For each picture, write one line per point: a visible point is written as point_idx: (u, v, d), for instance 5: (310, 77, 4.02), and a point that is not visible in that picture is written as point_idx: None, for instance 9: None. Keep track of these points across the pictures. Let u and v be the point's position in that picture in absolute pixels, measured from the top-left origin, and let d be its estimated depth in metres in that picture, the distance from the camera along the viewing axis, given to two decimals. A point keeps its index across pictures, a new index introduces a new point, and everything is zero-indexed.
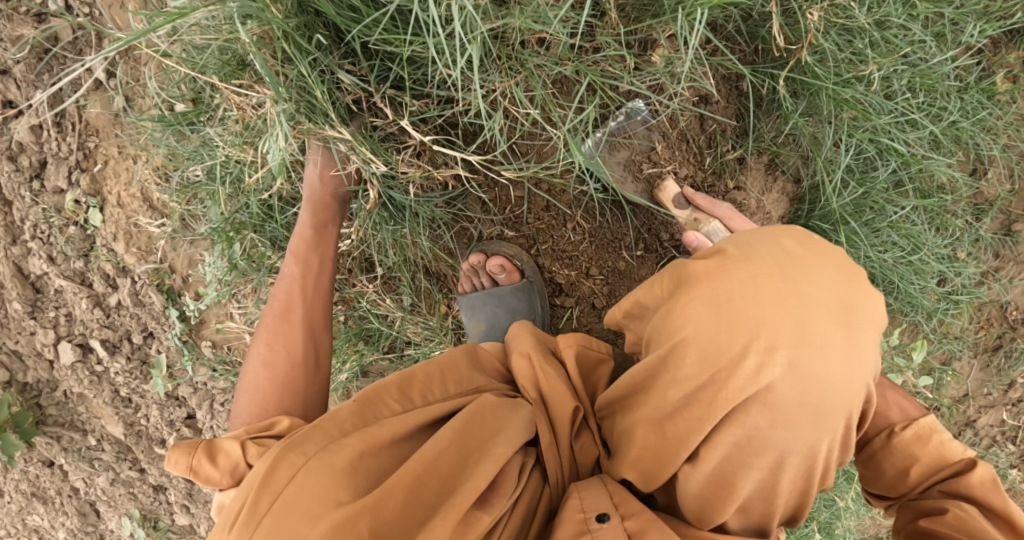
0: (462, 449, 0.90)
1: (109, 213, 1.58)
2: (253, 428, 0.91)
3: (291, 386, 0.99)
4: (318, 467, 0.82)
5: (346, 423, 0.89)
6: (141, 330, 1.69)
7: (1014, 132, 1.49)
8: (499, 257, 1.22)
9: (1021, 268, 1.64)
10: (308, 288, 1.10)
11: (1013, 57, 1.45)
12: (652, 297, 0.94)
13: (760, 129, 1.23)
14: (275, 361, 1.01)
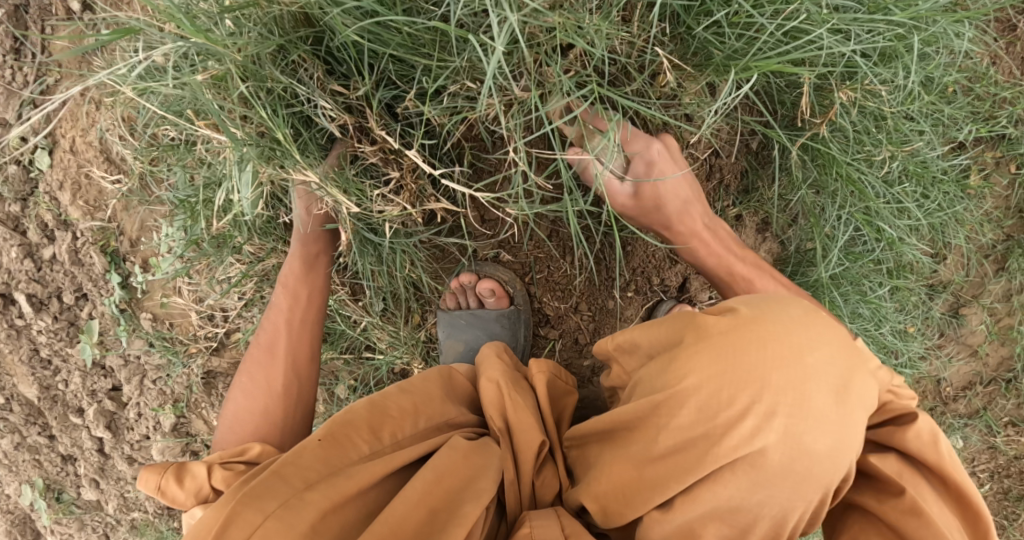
0: (429, 503, 0.84)
1: (58, 157, 1.42)
2: (225, 453, 0.97)
3: (267, 417, 1.05)
4: (274, 527, 0.77)
5: (312, 469, 0.84)
6: (75, 290, 1.56)
7: (976, 225, 1.58)
8: (491, 281, 1.24)
9: (961, 349, 1.72)
10: (292, 324, 1.13)
11: (988, 155, 1.55)
12: (650, 340, 0.92)
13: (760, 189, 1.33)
14: (252, 395, 1.06)
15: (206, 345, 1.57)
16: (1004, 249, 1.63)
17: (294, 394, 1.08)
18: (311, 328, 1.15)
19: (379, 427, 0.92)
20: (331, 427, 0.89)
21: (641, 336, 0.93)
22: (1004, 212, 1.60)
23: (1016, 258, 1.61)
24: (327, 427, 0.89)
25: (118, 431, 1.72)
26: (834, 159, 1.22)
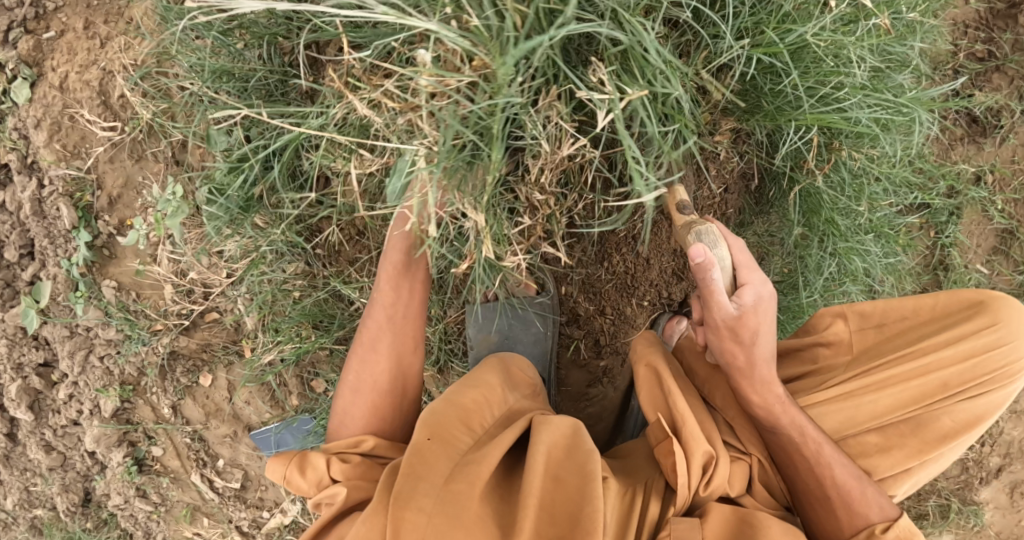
0: (554, 473, 0.85)
1: (41, 92, 1.27)
2: (338, 444, 0.96)
3: (380, 410, 1.01)
4: (442, 525, 0.76)
5: (441, 461, 0.82)
6: (21, 247, 1.37)
7: (908, 278, 1.85)
8: (521, 269, 1.23)
9: None
10: (399, 306, 1.03)
11: (918, 221, 1.82)
12: (913, 315, 1.08)
13: (754, 225, 1.45)
14: (370, 365, 1.01)
15: (176, 322, 1.42)
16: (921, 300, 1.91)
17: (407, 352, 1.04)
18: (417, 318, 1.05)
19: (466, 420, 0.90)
20: (429, 424, 0.85)
21: (903, 301, 1.09)
22: (927, 270, 1.88)
23: None
24: (426, 421, 0.86)
25: (40, 414, 1.49)
26: (822, 204, 1.34)
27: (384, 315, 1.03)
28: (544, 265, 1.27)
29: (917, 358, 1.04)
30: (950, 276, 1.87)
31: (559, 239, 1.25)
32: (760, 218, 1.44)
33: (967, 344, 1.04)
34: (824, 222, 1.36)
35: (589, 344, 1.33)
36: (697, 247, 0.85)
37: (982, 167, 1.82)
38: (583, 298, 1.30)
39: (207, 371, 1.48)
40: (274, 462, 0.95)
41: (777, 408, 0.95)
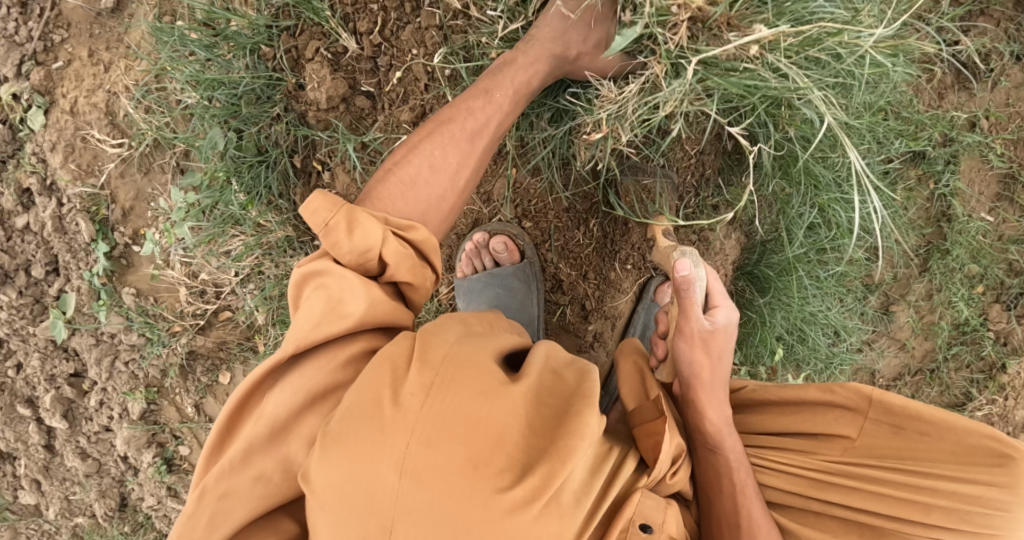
0: (566, 364, 0.92)
1: (54, 118, 1.37)
2: (393, 220, 0.92)
3: (438, 206, 1.00)
4: (467, 349, 0.83)
5: (468, 327, 0.91)
6: (47, 264, 1.47)
7: (906, 231, 1.86)
8: (502, 236, 1.31)
9: (890, 343, 1.99)
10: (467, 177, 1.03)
11: (911, 173, 1.82)
12: (934, 431, 0.95)
13: (734, 183, 1.46)
14: (441, 178, 1.00)
15: (192, 322, 1.50)
16: (925, 253, 1.91)
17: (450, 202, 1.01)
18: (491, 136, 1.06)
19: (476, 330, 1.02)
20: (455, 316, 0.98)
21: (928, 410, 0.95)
22: (926, 221, 1.88)
23: (936, 261, 1.89)
24: (468, 312, 0.97)
25: (75, 421, 1.59)
26: (799, 156, 1.38)
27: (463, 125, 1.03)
28: (525, 233, 1.33)
29: (911, 485, 0.94)
30: (954, 226, 1.86)
31: (538, 207, 1.31)
32: (740, 177, 1.45)
33: (976, 488, 0.92)
34: (800, 171, 1.40)
35: (577, 309, 1.36)
36: (683, 260, 0.98)
37: (975, 113, 1.81)
38: (567, 264, 1.34)
39: (226, 369, 1.57)
40: (317, 199, 0.90)
41: (727, 433, 0.98)
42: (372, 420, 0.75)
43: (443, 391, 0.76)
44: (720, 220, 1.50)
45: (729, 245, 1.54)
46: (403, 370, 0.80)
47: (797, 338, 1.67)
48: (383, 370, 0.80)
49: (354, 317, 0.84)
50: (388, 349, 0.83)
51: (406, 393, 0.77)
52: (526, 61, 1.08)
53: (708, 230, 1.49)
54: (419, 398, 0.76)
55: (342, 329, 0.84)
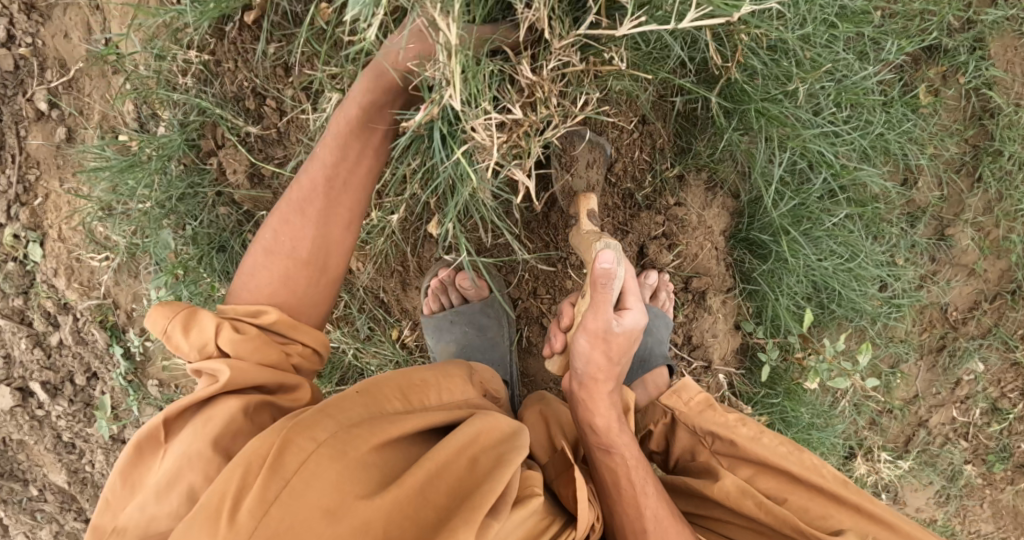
0: (471, 455, 0.93)
1: (49, 247, 1.52)
2: (238, 311, 1.01)
3: (287, 285, 1.04)
4: (327, 456, 0.84)
5: (354, 417, 0.92)
6: (83, 371, 1.63)
7: (938, 141, 1.63)
8: (469, 272, 1.21)
9: (956, 271, 1.75)
10: (320, 224, 1.05)
11: (933, 72, 1.59)
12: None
13: (696, 147, 1.33)
14: (279, 236, 1.05)
15: None
16: (971, 160, 1.66)
17: (319, 278, 1.06)
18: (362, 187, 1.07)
19: (409, 392, 1.03)
20: (365, 388, 0.99)
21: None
22: (964, 123, 1.64)
23: (987, 167, 1.64)
24: (391, 380, 1.02)
25: None
26: (751, 99, 1.23)
27: (322, 175, 1.04)
28: (489, 265, 1.25)
29: None
30: (1000, 122, 1.61)
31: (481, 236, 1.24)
32: (701, 137, 1.32)
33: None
34: (760, 115, 1.24)
35: (538, 330, 1.29)
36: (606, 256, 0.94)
37: None
38: (519, 284, 1.27)
39: None
40: (155, 308, 0.99)
41: (613, 430, 1.04)
42: (214, 533, 0.76)
43: (281, 512, 0.78)
44: (690, 189, 1.36)
45: (713, 213, 1.39)
46: (253, 476, 0.81)
47: (822, 296, 1.51)
48: (238, 477, 0.81)
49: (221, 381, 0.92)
50: (246, 451, 0.83)
51: (248, 510, 0.78)
52: (354, 111, 1.02)
53: (678, 205, 1.35)
54: (257, 518, 0.78)
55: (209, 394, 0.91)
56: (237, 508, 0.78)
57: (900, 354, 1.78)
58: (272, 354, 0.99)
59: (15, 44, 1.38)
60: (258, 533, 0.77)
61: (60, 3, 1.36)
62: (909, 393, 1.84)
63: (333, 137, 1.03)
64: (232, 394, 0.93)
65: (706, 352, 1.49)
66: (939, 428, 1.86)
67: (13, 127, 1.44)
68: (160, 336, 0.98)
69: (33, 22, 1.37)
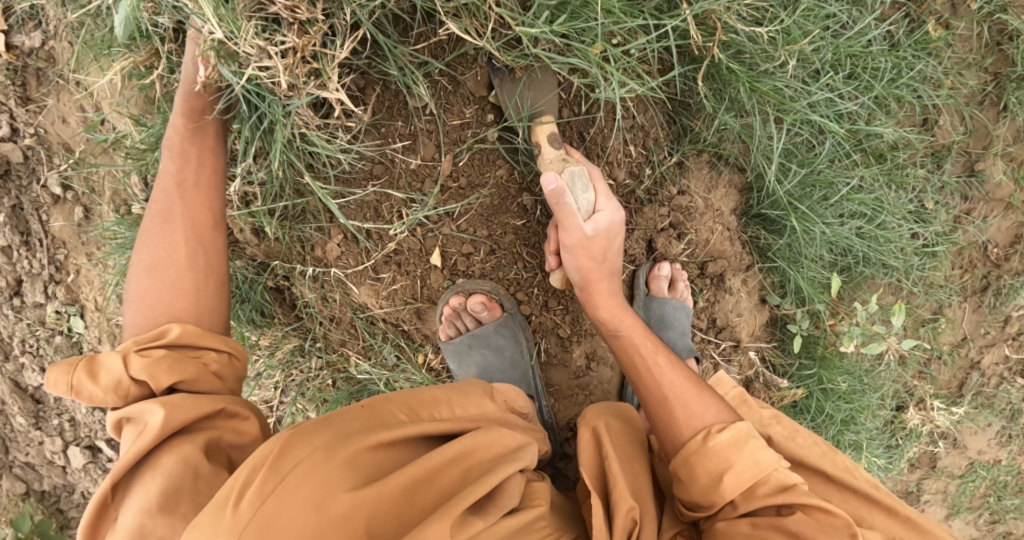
0: (466, 464, 0.98)
1: (89, 318, 1.61)
2: (141, 339, 0.95)
3: (177, 291, 0.99)
4: (323, 457, 0.88)
5: (355, 426, 0.96)
6: None
7: (957, 75, 1.54)
8: (480, 295, 1.21)
9: (991, 206, 1.66)
10: (185, 186, 1.03)
11: (940, 2, 1.49)
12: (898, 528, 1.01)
13: (694, 128, 1.23)
14: (158, 272, 0.99)
15: None
16: (994, 89, 1.57)
17: (206, 279, 1.01)
18: (210, 185, 1.05)
19: (418, 407, 1.06)
20: (373, 404, 1.03)
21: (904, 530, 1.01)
22: (980, 53, 1.55)
23: (1011, 94, 1.55)
24: (404, 395, 1.07)
25: None
26: (741, 76, 1.13)
27: (175, 182, 1.03)
28: (499, 285, 1.24)
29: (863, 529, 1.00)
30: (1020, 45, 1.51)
31: (482, 261, 1.22)
32: (696, 117, 1.22)
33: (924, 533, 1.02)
34: (749, 87, 1.13)
35: (555, 341, 1.28)
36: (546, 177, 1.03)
37: None
38: (529, 298, 1.25)
39: None
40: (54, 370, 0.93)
41: (690, 396, 1.05)
42: (216, 523, 0.80)
43: (281, 502, 0.82)
44: (692, 175, 1.28)
45: (720, 194, 1.31)
46: (255, 476, 0.85)
47: (848, 261, 1.46)
48: (240, 477, 0.84)
49: (155, 428, 0.88)
50: (251, 456, 0.87)
51: (250, 496, 0.82)
52: (172, 161, 1.04)
53: (681, 194, 1.28)
54: (257, 503, 0.81)
55: (145, 447, 0.87)
56: (238, 500, 0.82)
57: (941, 301, 1.71)
58: (188, 371, 0.94)
59: (21, 136, 1.48)
60: (253, 519, 0.80)
61: (53, 91, 1.45)
62: (956, 337, 1.78)
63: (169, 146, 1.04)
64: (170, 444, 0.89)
65: (734, 332, 1.43)
66: (992, 368, 1.80)
67: (36, 213, 1.54)
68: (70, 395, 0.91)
69: (32, 113, 1.47)
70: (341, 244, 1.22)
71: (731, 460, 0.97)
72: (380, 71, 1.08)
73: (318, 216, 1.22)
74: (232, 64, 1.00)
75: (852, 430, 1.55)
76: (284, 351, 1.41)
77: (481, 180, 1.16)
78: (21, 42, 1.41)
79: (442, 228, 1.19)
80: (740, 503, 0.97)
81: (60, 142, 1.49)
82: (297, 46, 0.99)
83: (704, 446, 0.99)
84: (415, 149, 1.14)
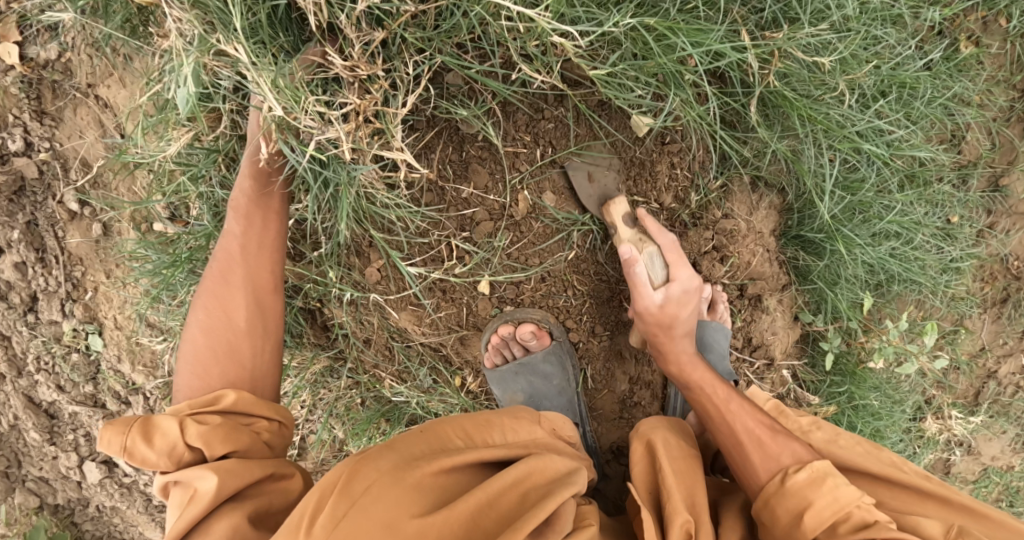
0: (523, 488, 0.95)
1: (108, 335, 1.57)
2: (196, 403, 0.94)
3: (233, 357, 0.99)
4: (389, 481, 0.87)
5: (417, 451, 0.95)
6: None
7: (986, 92, 1.54)
8: (529, 323, 1.20)
9: (1015, 220, 1.67)
10: (248, 252, 1.03)
11: (973, 20, 1.48)
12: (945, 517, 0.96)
13: (740, 153, 1.21)
14: (216, 334, 0.99)
15: None
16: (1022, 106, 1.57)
17: (263, 345, 1.01)
18: (274, 249, 1.06)
19: (471, 433, 1.04)
20: (430, 429, 1.02)
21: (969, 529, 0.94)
22: (1009, 69, 1.54)
23: None
24: (458, 421, 1.05)
25: None
26: (794, 103, 1.12)
27: (236, 245, 1.03)
28: (549, 313, 1.23)
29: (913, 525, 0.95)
30: None
31: (531, 289, 1.21)
32: (742, 142, 1.20)
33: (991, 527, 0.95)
34: (802, 114, 1.13)
35: (600, 367, 1.27)
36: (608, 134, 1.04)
37: None
38: (577, 325, 1.24)
39: None
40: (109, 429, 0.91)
41: (766, 440, 1.00)
42: None
43: (350, 528, 0.82)
44: (734, 198, 1.26)
45: (761, 216, 1.29)
46: (325, 501, 0.86)
47: (881, 279, 1.45)
48: (312, 501, 0.86)
49: (207, 495, 0.86)
50: (320, 481, 0.89)
51: (321, 522, 0.82)
52: (238, 224, 1.04)
53: (726, 218, 1.26)
54: (327, 527, 0.82)
55: (196, 515, 0.86)
56: (309, 526, 0.82)
57: (963, 313, 1.73)
58: (242, 440, 0.93)
59: (35, 151, 1.42)
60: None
61: (68, 104, 1.39)
62: (975, 347, 1.79)
63: (235, 211, 1.04)
64: (227, 508, 0.88)
65: (768, 350, 1.43)
66: (1009, 378, 1.82)
67: (51, 229, 1.48)
68: (124, 456, 0.89)
69: (47, 127, 1.41)
70: (381, 269, 1.20)
71: (810, 499, 0.91)
72: (445, 112, 1.08)
73: (358, 241, 1.19)
74: (291, 136, 1.01)
75: (879, 443, 1.56)
76: (314, 373, 1.38)
77: (537, 209, 1.17)
78: (35, 55, 1.35)
79: (492, 257, 1.18)
80: (796, 481, 0.92)
81: (76, 158, 1.43)
82: (358, 107, 1.00)
83: (781, 488, 0.94)
84: (471, 179, 1.14)
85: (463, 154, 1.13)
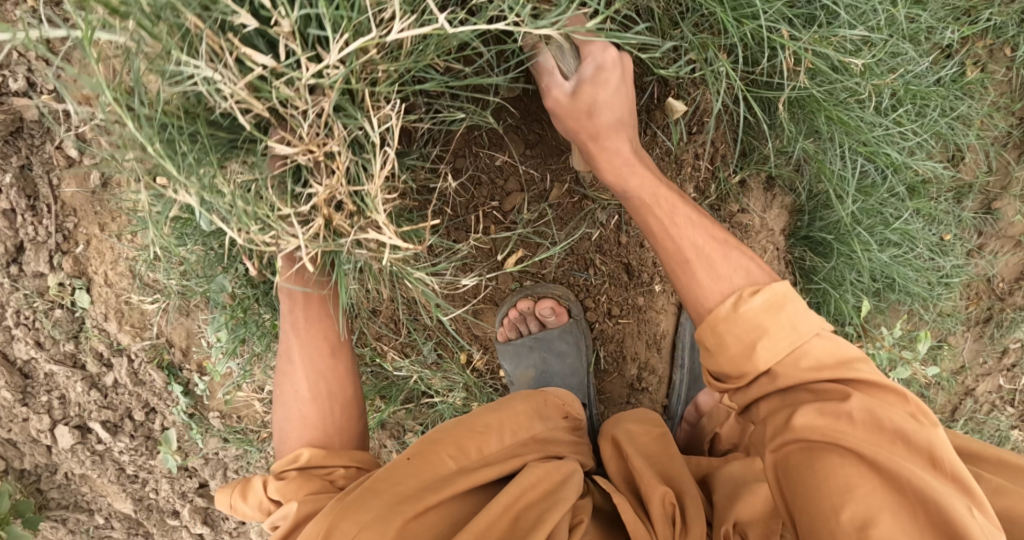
0: (514, 514, 0.90)
1: (97, 292, 1.52)
2: (280, 464, 1.07)
3: (312, 360, 1.14)
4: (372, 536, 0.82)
5: (404, 487, 0.89)
6: (142, 407, 1.64)
7: (987, 117, 1.60)
8: (549, 299, 1.23)
9: (1003, 243, 1.73)
10: (307, 351, 1.14)
11: (981, 46, 1.54)
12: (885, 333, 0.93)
13: (759, 151, 1.26)
14: (290, 408, 1.12)
15: None
16: (1020, 133, 1.62)
17: (335, 344, 1.16)
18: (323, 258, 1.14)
19: (465, 444, 0.98)
20: (420, 447, 0.96)
21: None
22: (1011, 97, 1.60)
23: None
24: (446, 431, 0.99)
25: (215, 522, 1.80)
26: (820, 104, 1.17)
27: (296, 338, 1.14)
28: (570, 292, 1.26)
29: None
30: None
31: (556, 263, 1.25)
32: (764, 140, 1.25)
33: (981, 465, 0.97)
34: (828, 116, 1.17)
35: (613, 349, 1.31)
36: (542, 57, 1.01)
37: None
38: (596, 306, 1.28)
39: None
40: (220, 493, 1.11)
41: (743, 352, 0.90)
42: None
43: None
44: (750, 194, 1.31)
45: (773, 214, 1.35)
46: None
47: (878, 287, 1.49)
48: None
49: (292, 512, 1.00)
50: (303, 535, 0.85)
51: None
52: (294, 328, 1.13)
53: (742, 212, 1.31)
54: None
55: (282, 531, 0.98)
56: None
57: (947, 329, 1.78)
58: (318, 486, 1.04)
59: (37, 92, 1.36)
60: None
61: (79, 45, 1.34)
62: (956, 364, 1.85)
63: (293, 324, 1.13)
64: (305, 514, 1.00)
65: None
66: (985, 396, 1.88)
67: (46, 176, 1.43)
68: (231, 512, 1.09)
69: (52, 68, 1.36)
70: None
71: (793, 411, 0.84)
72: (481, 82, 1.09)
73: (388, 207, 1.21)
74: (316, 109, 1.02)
75: None
76: None
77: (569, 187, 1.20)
78: None
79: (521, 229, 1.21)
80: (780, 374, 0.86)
81: (81, 103, 1.38)
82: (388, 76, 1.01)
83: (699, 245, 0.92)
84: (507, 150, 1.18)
85: (502, 129, 1.17)
